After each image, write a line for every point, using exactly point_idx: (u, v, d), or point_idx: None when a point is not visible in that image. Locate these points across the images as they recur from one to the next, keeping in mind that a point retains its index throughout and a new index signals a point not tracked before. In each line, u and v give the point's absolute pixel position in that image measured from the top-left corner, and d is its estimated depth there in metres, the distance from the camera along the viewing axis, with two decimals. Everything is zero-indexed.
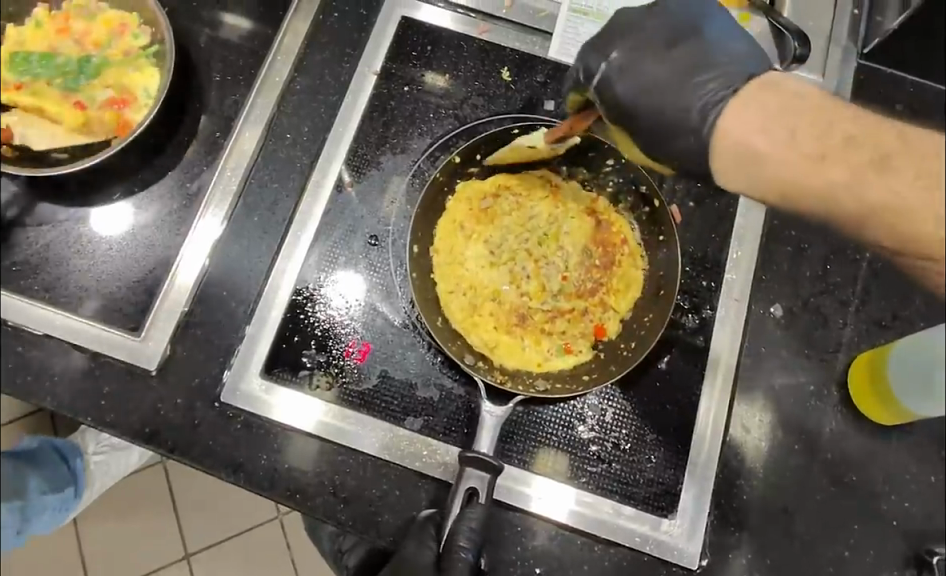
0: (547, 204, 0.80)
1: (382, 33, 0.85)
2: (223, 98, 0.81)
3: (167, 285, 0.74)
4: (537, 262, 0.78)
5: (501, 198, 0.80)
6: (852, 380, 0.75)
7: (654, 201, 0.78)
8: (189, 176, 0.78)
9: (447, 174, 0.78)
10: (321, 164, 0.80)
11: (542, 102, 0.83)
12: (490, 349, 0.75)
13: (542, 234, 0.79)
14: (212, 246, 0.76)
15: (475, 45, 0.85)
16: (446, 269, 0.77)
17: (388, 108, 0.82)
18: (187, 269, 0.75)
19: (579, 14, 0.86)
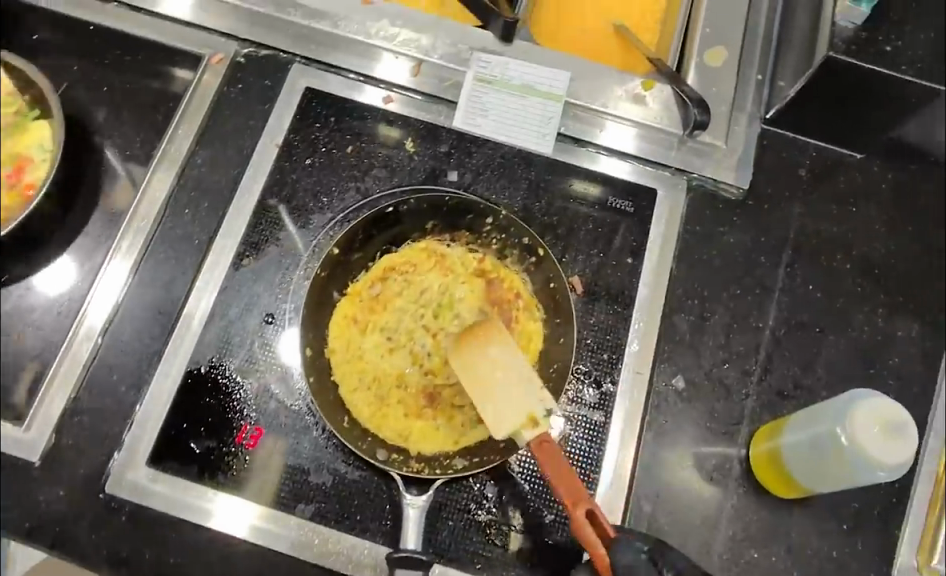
0: (437, 275, 0.80)
1: (287, 104, 0.85)
2: (121, 173, 0.81)
3: (65, 346, 0.73)
4: (435, 335, 0.77)
5: (390, 281, 0.79)
6: (756, 471, 0.74)
7: (538, 251, 0.78)
8: (81, 256, 0.77)
9: (328, 268, 0.77)
10: (219, 242, 0.79)
11: (445, 172, 0.83)
12: (405, 439, 0.73)
13: (436, 305, 0.78)
14: (120, 293, 0.76)
15: (380, 115, 0.85)
16: (348, 366, 0.75)
17: (289, 183, 0.81)
18: (90, 322, 0.75)
19: (483, 82, 0.86)
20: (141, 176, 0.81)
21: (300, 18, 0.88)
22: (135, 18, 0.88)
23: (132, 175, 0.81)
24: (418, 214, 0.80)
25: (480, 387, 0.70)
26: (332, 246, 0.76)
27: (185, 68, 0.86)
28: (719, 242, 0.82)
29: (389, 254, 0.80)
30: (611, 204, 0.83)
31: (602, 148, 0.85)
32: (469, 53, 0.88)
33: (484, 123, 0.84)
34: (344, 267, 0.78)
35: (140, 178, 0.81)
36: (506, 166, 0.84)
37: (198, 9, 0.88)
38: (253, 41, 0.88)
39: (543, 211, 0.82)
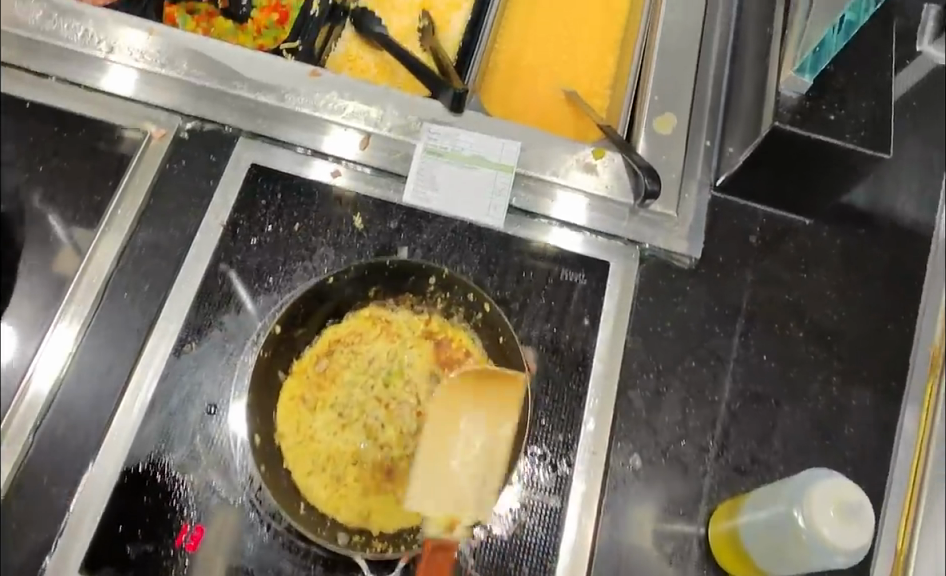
0: (382, 342, 0.75)
1: (232, 180, 0.83)
2: (61, 242, 0.78)
3: (12, 407, 0.71)
4: (388, 407, 0.73)
5: (336, 354, 0.74)
6: (716, 554, 0.73)
7: (483, 306, 0.75)
8: (9, 347, 0.73)
9: (271, 347, 0.72)
10: (159, 328, 0.76)
11: (396, 248, 0.82)
12: (365, 519, 0.68)
13: (386, 374, 0.74)
14: (66, 357, 0.74)
15: (328, 191, 0.84)
16: (298, 450, 0.70)
17: (236, 263, 0.79)
18: (38, 381, 0.72)
19: (433, 154, 0.85)
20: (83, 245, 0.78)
21: (246, 90, 0.87)
22: (78, 94, 0.86)
23: (72, 243, 0.78)
24: (358, 278, 0.76)
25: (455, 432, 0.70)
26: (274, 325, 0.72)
27: (125, 144, 0.84)
28: (672, 313, 0.82)
29: (333, 325, 0.75)
30: (564, 278, 0.82)
31: (553, 219, 0.85)
32: (418, 124, 0.87)
33: (434, 197, 0.83)
34: (287, 344, 0.73)
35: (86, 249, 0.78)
36: (457, 241, 0.83)
37: (145, 85, 0.87)
38: (197, 115, 0.86)
39: (495, 285, 0.81)
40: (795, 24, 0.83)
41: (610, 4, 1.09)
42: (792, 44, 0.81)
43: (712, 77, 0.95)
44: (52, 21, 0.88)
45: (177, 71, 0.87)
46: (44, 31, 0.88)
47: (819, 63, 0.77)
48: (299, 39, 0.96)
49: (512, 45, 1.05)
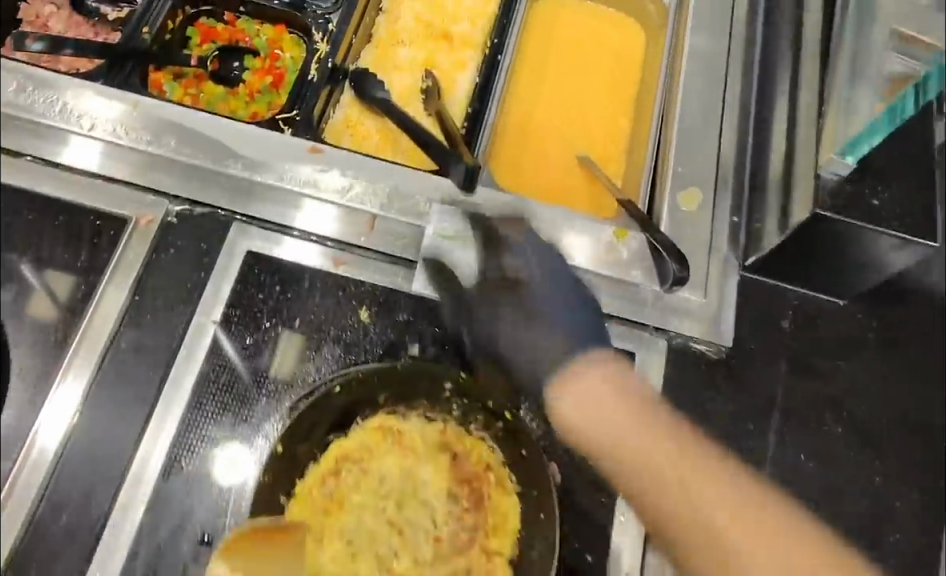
0: (395, 458, 0.69)
1: (225, 271, 0.77)
2: (32, 285, 0.74)
3: (20, 466, 0.67)
4: (401, 533, 0.66)
5: (343, 474, 0.68)
6: None
7: (506, 413, 0.70)
8: None
9: (273, 470, 0.65)
10: (146, 444, 0.69)
11: (406, 345, 0.75)
12: None
13: (398, 496, 0.67)
14: (72, 416, 0.70)
15: (330, 282, 0.78)
16: None
17: (232, 366, 0.73)
18: (47, 436, 0.69)
19: (444, 236, 0.78)
20: (59, 287, 0.74)
21: (240, 170, 0.80)
22: (39, 171, 0.80)
23: (43, 284, 0.74)
24: (365, 385, 0.70)
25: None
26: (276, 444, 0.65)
27: (107, 231, 0.78)
28: (703, 410, 0.76)
29: (339, 440, 0.69)
30: None
31: None
32: (427, 204, 0.81)
33: (447, 287, 0.77)
34: (291, 464, 0.66)
35: (64, 295, 0.74)
36: (471, 335, 0.76)
37: (118, 161, 0.81)
38: (186, 198, 0.80)
39: (514, 384, 0.74)
40: (835, 101, 0.77)
41: (622, 63, 1.04)
42: (835, 122, 0.75)
43: (735, 147, 0.89)
44: (26, 95, 0.81)
45: (165, 150, 0.81)
46: (11, 103, 0.81)
47: (863, 147, 0.71)
48: (297, 106, 0.89)
49: (520, 109, 0.99)
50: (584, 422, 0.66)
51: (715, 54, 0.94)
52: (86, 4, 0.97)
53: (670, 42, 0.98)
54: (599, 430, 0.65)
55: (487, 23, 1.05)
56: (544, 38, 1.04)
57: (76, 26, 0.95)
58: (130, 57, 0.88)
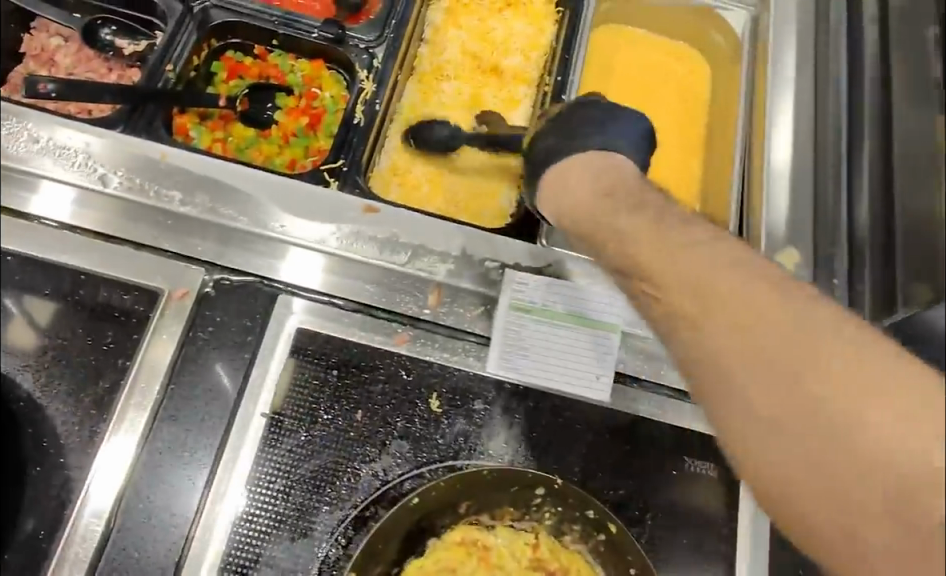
0: None
1: (271, 355, 0.67)
2: (9, 311, 0.67)
3: (69, 533, 0.59)
4: None
5: None
6: None
7: (609, 526, 0.60)
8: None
9: None
10: (190, 566, 0.59)
11: (484, 439, 0.65)
12: None
13: None
14: (124, 478, 0.61)
15: (393, 365, 0.68)
16: None
17: (287, 468, 0.63)
18: (98, 497, 0.60)
19: (521, 311, 0.70)
20: (39, 313, 0.67)
21: (284, 232, 0.71)
22: (5, 226, 0.70)
23: (21, 311, 0.67)
24: (448, 493, 0.61)
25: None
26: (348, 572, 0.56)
27: (135, 309, 0.68)
28: None
29: (417, 560, 0.60)
30: (690, 469, 0.67)
31: (671, 389, 0.70)
32: (499, 271, 0.71)
33: (527, 368, 0.68)
34: None
35: (41, 317, 0.67)
36: (557, 425, 0.67)
37: (84, 211, 0.71)
38: (225, 265, 0.70)
39: (610, 483, 0.65)
40: None
41: (689, 104, 0.95)
42: None
43: (829, 196, 0.80)
44: (41, 146, 0.71)
45: (197, 210, 0.71)
46: (11, 153, 0.71)
47: None
48: (343, 156, 0.78)
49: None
50: (773, 387, 0.39)
51: (800, 98, 0.85)
52: (99, 36, 0.85)
53: (746, 87, 0.89)
54: (799, 413, 0.38)
55: (542, 55, 0.93)
56: (600, 75, 0.94)
57: (86, 61, 0.84)
58: (154, 100, 0.76)
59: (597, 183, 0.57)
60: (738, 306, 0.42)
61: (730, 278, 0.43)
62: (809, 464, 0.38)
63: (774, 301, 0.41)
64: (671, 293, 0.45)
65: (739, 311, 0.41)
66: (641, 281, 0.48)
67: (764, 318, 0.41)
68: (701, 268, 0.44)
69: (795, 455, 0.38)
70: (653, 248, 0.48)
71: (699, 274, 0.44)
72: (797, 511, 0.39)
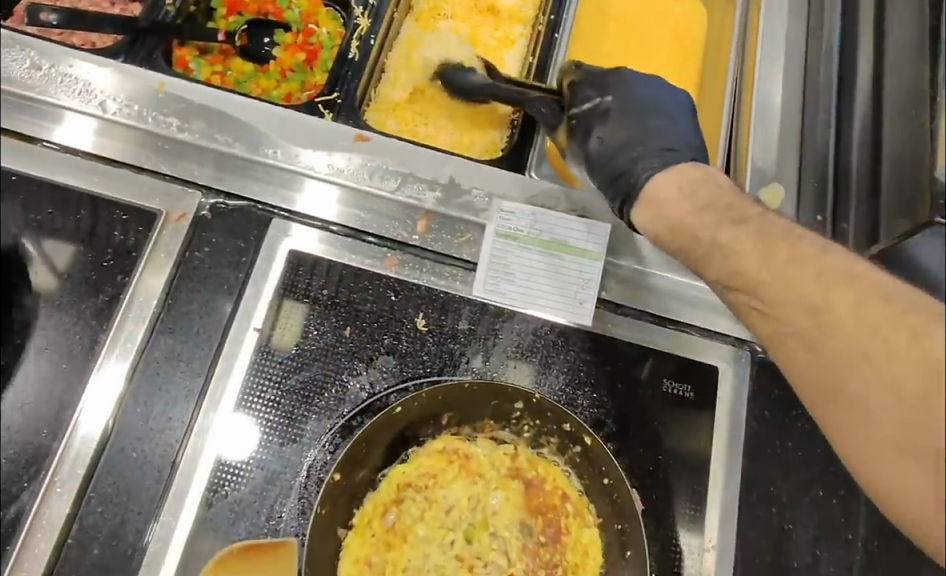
0: (462, 483, 0.63)
1: (264, 274, 0.70)
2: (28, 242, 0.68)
3: (70, 434, 0.62)
4: (472, 570, 0.60)
5: (405, 505, 0.62)
6: None
7: (585, 438, 0.62)
8: (17, 473, 0.61)
9: (329, 501, 0.59)
10: (185, 467, 0.62)
11: (467, 357, 0.68)
12: None
13: (468, 527, 0.61)
14: (122, 384, 0.64)
15: (382, 286, 0.70)
16: None
17: (278, 379, 0.66)
18: (98, 402, 0.63)
19: (507, 238, 0.72)
20: (58, 256, 0.68)
21: (278, 159, 0.73)
22: (11, 146, 0.72)
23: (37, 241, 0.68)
24: (430, 404, 0.63)
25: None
26: (334, 472, 0.59)
27: (134, 228, 0.70)
28: (798, 432, 0.69)
29: (401, 465, 0.63)
30: (667, 389, 0.69)
31: (649, 315, 0.72)
32: (485, 200, 0.73)
33: (513, 293, 0.70)
34: (348, 492, 0.61)
35: (62, 253, 0.68)
36: (539, 345, 0.69)
37: (88, 134, 0.73)
38: (221, 189, 0.72)
39: (589, 403, 0.67)
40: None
41: (683, 45, 0.95)
42: None
43: (815, 136, 0.81)
44: (43, 73, 0.74)
45: (194, 136, 0.73)
46: (16, 80, 0.73)
47: None
48: (338, 89, 0.79)
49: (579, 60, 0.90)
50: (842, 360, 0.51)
51: (793, 43, 0.86)
52: None
53: (739, 30, 0.90)
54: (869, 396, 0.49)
55: None
56: (594, 18, 0.94)
57: None
58: (155, 31, 0.78)
59: (696, 196, 0.63)
60: (830, 307, 0.52)
61: (832, 285, 0.53)
62: (908, 458, 0.47)
63: (887, 319, 0.50)
64: (787, 311, 0.55)
65: (855, 328, 0.51)
66: (750, 293, 0.58)
67: (873, 335, 0.50)
68: (818, 288, 0.54)
69: (876, 436, 0.49)
70: (764, 261, 0.58)
71: (803, 283, 0.55)
72: (861, 459, 0.50)
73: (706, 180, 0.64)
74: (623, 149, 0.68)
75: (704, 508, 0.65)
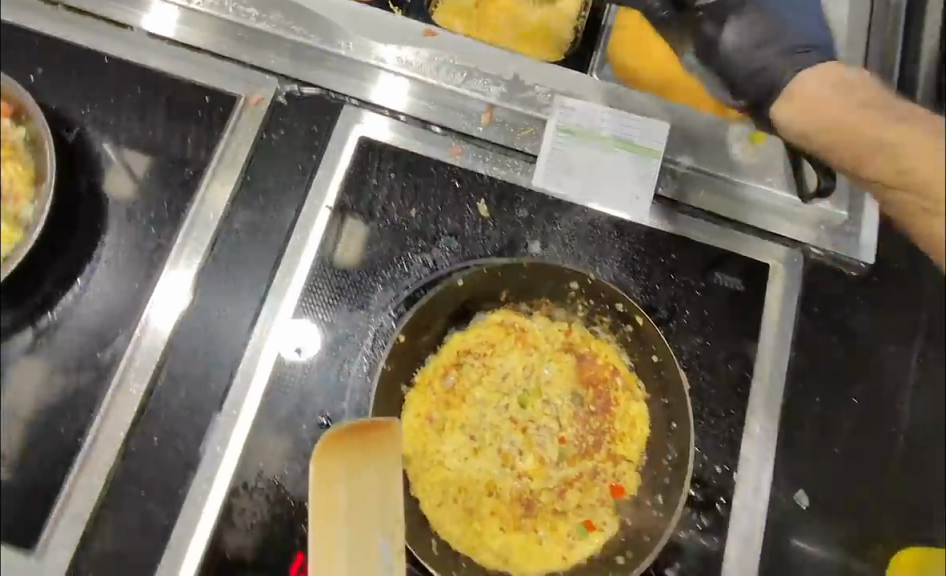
0: (518, 353, 0.66)
1: (337, 157, 0.73)
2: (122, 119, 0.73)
3: (160, 290, 0.67)
4: (525, 430, 0.64)
5: (464, 368, 0.66)
6: None
7: (636, 319, 0.65)
8: (113, 323, 0.66)
9: (394, 360, 0.63)
10: (262, 326, 0.67)
11: (526, 242, 0.71)
12: (474, 524, 0.61)
13: (522, 392, 0.65)
14: (206, 250, 0.69)
15: (447, 173, 0.73)
16: (426, 478, 0.62)
17: (348, 252, 0.70)
18: (186, 263, 0.68)
19: (567, 132, 0.74)
20: (135, 167, 0.71)
21: (350, 50, 0.76)
22: (103, 31, 0.76)
23: (126, 115, 0.73)
24: (490, 280, 0.66)
25: (330, 474, 0.55)
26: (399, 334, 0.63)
27: (217, 110, 0.74)
28: (846, 326, 0.71)
29: (461, 334, 0.67)
30: (719, 282, 0.71)
31: (704, 212, 0.74)
32: (548, 96, 0.75)
33: (573, 185, 0.73)
34: (412, 353, 0.65)
35: (149, 126, 0.73)
36: (595, 234, 0.72)
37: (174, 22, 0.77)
38: (297, 78, 0.76)
39: (640, 289, 0.71)
40: None
41: None
42: None
43: (884, 35, 0.79)
44: None
45: (271, 26, 0.76)
46: None
47: None
48: None
49: None
50: None
51: None
52: None
53: None
54: None
55: None
56: None
57: None
58: None
59: (853, 94, 0.58)
60: None
61: None
62: None
63: None
64: None
65: None
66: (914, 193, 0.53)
67: None
68: None
69: None
70: (932, 160, 0.52)
71: None
72: None
73: (859, 80, 0.59)
74: (765, 43, 0.63)
75: (750, 394, 0.68)
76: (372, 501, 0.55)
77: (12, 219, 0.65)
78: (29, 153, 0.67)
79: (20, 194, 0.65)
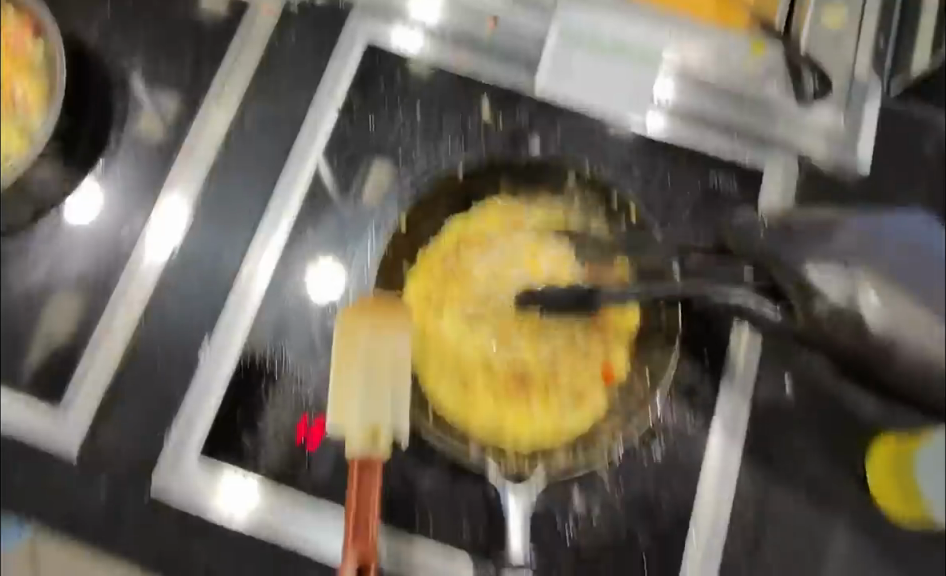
0: (515, 242, 0.69)
1: (345, 59, 0.75)
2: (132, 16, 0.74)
3: (176, 180, 0.71)
4: (520, 312, 0.67)
5: (463, 255, 0.68)
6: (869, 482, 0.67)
7: None
8: (131, 210, 0.70)
9: None
10: (272, 215, 0.71)
11: (526, 142, 0.75)
12: (468, 395, 0.65)
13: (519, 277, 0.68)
14: (218, 144, 0.72)
15: (451, 77, 0.75)
16: (422, 354, 0.65)
17: (354, 147, 0.73)
18: (200, 154, 0.72)
19: (569, 40, 0.75)
20: (144, 72, 0.73)
21: None
22: None
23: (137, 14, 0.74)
24: (487, 175, 0.69)
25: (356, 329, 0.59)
26: None
27: (226, 10, 0.75)
28: None
29: (459, 224, 0.69)
30: (713, 184, 0.75)
31: (704, 119, 0.76)
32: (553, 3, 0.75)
33: (573, 92, 0.75)
34: (412, 239, 0.68)
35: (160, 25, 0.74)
36: (591, 137, 0.75)
37: None
38: None
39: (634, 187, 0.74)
40: None
41: None
42: None
43: None
44: None
45: None
46: None
47: None
48: None
49: None
50: None
51: None
52: None
53: None
54: None
55: None
56: None
57: None
58: None
59: None
60: None
61: None
62: None
63: None
64: None
65: None
66: None
67: None
68: None
69: None
70: None
71: None
72: None
73: None
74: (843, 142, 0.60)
75: None
76: (386, 363, 0.59)
77: (21, 131, 0.65)
78: (44, 68, 0.66)
79: (32, 106, 0.66)
